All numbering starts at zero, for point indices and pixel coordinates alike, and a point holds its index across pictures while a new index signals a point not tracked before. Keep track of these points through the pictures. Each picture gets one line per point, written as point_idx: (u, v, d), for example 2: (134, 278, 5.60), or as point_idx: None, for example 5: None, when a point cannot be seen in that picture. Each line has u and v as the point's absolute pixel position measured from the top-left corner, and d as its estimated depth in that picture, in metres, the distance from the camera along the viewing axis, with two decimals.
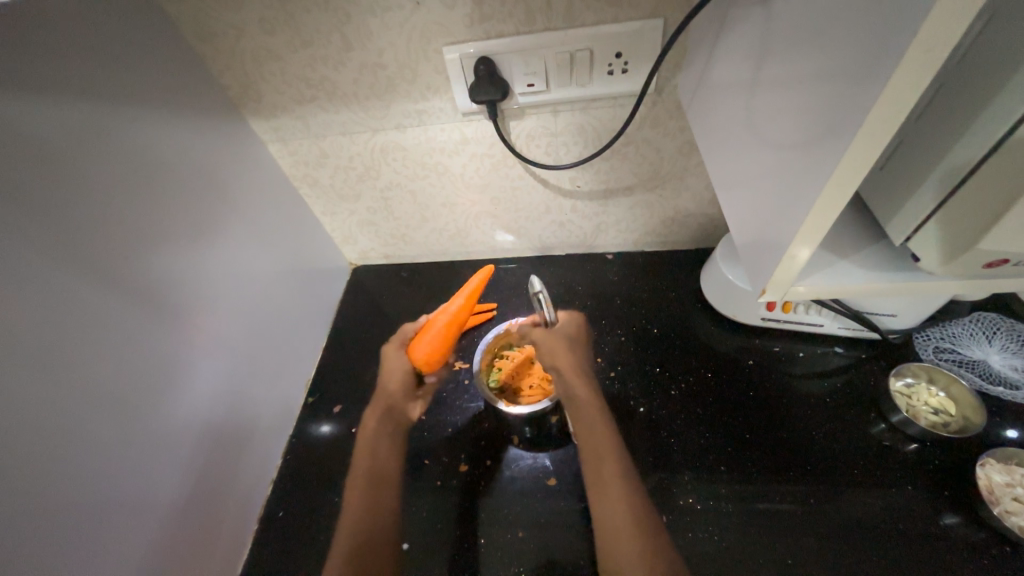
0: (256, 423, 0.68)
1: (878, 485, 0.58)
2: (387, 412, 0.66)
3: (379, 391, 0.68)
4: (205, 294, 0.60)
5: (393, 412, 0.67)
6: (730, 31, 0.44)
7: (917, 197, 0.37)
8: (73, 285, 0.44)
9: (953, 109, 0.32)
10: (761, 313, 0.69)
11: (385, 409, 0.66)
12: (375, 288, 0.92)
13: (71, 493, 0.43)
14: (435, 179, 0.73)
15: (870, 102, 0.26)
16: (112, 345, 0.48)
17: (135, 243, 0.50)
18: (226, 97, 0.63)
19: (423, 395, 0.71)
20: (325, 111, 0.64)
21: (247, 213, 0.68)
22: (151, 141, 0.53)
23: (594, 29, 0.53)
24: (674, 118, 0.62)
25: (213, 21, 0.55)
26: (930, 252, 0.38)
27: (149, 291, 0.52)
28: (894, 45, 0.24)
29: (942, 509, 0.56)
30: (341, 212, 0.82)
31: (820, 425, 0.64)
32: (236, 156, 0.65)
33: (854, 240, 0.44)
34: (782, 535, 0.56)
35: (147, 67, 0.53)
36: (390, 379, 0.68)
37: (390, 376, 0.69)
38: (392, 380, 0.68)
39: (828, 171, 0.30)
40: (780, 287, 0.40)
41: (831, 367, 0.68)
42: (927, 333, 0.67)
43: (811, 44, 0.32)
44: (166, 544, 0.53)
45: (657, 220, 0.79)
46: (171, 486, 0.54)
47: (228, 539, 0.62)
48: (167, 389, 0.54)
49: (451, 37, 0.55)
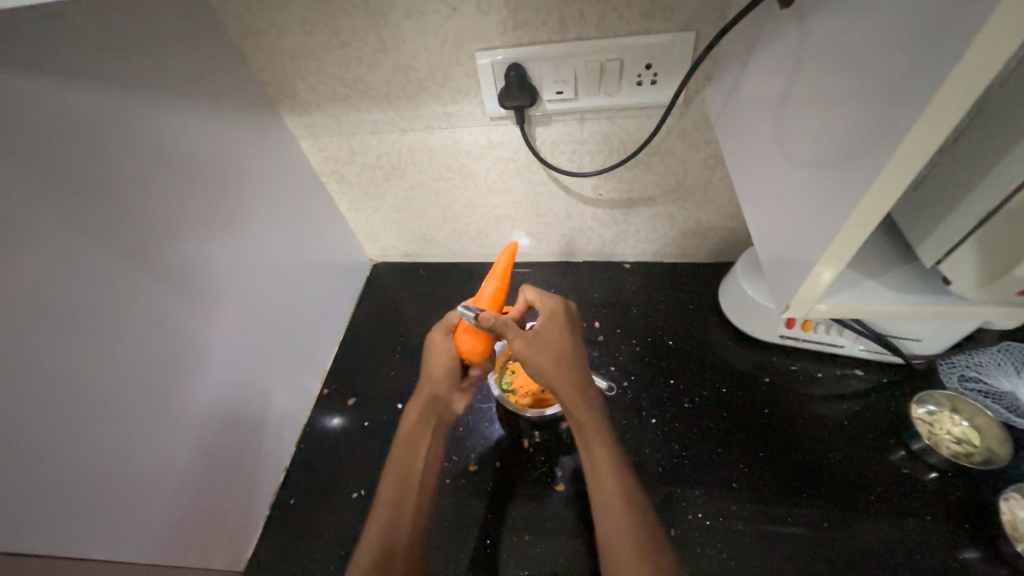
0: (270, 410, 0.69)
1: (894, 513, 0.57)
2: (429, 404, 0.62)
3: (422, 376, 0.63)
4: (229, 283, 0.61)
5: (436, 404, 0.62)
6: (765, 45, 0.44)
7: (950, 219, 0.36)
8: (106, 266, 0.46)
9: (992, 131, 0.32)
10: (780, 330, 0.68)
11: (430, 399, 0.62)
12: (394, 285, 0.93)
13: (91, 466, 0.45)
14: (459, 181, 0.74)
15: (905, 124, 0.26)
16: (138, 325, 0.50)
17: (164, 228, 0.52)
18: (263, 93, 0.65)
19: (467, 388, 0.65)
20: (357, 110, 0.66)
21: (276, 203, 0.70)
22: (188, 134, 0.55)
23: (625, 40, 0.53)
24: (701, 130, 0.62)
25: (256, 20, 0.57)
26: (962, 277, 0.37)
27: (174, 275, 0.54)
28: (931, 70, 0.24)
29: (961, 543, 0.54)
30: (366, 209, 0.84)
31: (837, 447, 0.62)
32: (269, 150, 0.67)
33: (880, 261, 0.44)
34: (790, 558, 0.55)
35: (189, 62, 0.55)
36: (433, 365, 0.61)
37: (435, 364, 0.61)
38: (438, 371, 0.61)
39: (859, 191, 0.30)
40: (804, 305, 0.39)
41: (851, 390, 0.67)
42: (953, 361, 0.66)
43: (847, 63, 0.32)
44: (178, 522, 0.55)
45: (678, 232, 0.79)
46: (185, 464, 0.56)
47: (238, 523, 0.63)
48: (187, 371, 0.55)
49: (484, 43, 0.56)
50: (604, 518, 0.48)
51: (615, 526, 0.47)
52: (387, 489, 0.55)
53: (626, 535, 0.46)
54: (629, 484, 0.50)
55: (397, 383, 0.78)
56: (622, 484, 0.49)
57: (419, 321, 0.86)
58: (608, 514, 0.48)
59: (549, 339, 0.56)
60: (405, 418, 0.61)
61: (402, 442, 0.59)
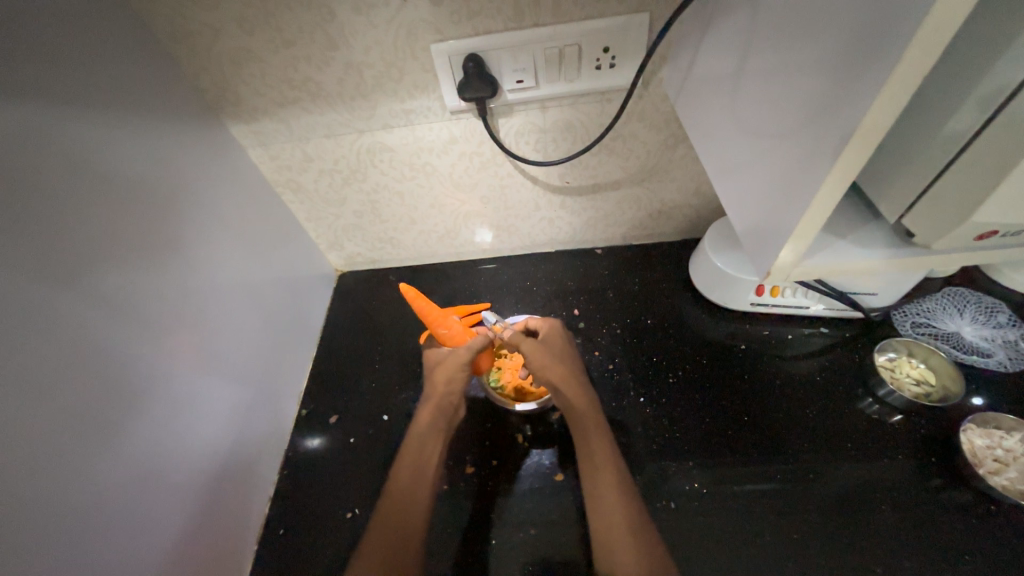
0: (245, 440, 0.64)
1: (871, 456, 0.61)
2: (442, 410, 0.62)
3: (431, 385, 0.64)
4: (188, 308, 0.57)
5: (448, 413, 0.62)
6: (719, 21, 0.45)
7: (911, 176, 0.39)
8: (42, 304, 0.41)
9: (936, 90, 0.34)
10: (751, 298, 0.71)
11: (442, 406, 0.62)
12: (363, 294, 0.90)
13: (57, 529, 0.40)
14: (423, 179, 0.72)
15: (873, 85, 0.27)
16: (92, 365, 0.45)
17: (108, 255, 0.47)
18: (202, 101, 0.60)
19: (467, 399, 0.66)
20: (308, 113, 0.62)
21: (229, 220, 0.65)
22: (124, 149, 0.50)
23: (581, 24, 0.53)
24: (660, 110, 0.63)
25: (187, 22, 0.53)
26: (923, 229, 0.39)
27: (125, 305, 0.48)
28: (896, 29, 0.25)
29: (930, 475, 0.59)
30: (327, 217, 0.80)
31: (812, 402, 0.66)
32: (215, 161, 0.62)
33: (843, 222, 0.46)
34: (782, 511, 0.58)
35: (116, 69, 0.50)
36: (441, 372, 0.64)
37: (443, 372, 0.64)
38: (444, 377, 0.63)
39: (831, 155, 0.31)
40: (783, 270, 0.41)
41: (819, 347, 0.71)
42: (905, 310, 0.71)
43: (806, 32, 0.33)
44: (160, 574, 0.50)
45: (645, 213, 0.81)
46: (162, 510, 0.51)
47: (226, 562, 0.59)
48: (151, 408, 0.51)
49: (439, 34, 0.54)
50: (597, 507, 0.52)
51: (609, 508, 0.51)
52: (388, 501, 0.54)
53: (619, 511, 0.50)
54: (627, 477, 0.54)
55: (380, 394, 0.75)
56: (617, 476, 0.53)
57: (396, 328, 0.83)
58: (604, 503, 0.51)
59: (554, 349, 0.65)
60: (411, 427, 0.61)
61: (416, 440, 0.59)
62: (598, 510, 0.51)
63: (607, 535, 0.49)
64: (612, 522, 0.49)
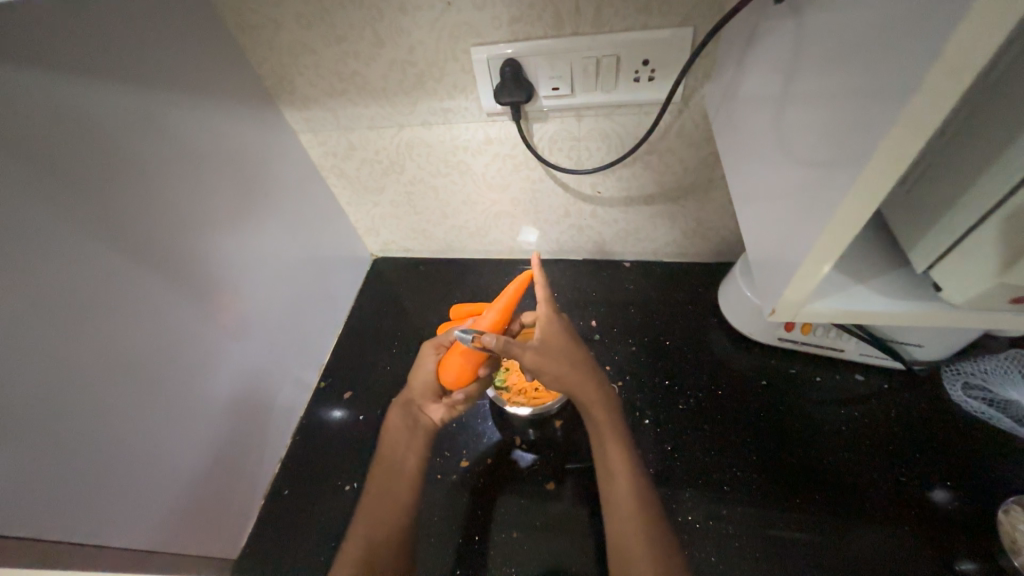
0: (268, 401, 0.70)
1: (889, 520, 0.56)
2: (406, 408, 0.63)
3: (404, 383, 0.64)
4: (230, 276, 0.62)
5: (414, 409, 0.63)
6: (761, 41, 0.43)
7: (939, 228, 0.36)
8: (103, 258, 0.47)
9: (987, 134, 0.31)
10: (779, 333, 0.67)
11: (405, 404, 0.63)
12: (394, 281, 0.94)
13: (92, 453, 0.46)
14: (457, 177, 0.74)
15: (888, 123, 0.25)
16: (140, 316, 0.51)
17: (164, 220, 0.53)
18: (262, 87, 0.66)
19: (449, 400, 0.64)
20: (355, 105, 0.66)
21: (275, 199, 0.70)
22: (187, 127, 0.56)
23: (621, 35, 0.52)
24: (700, 127, 0.61)
25: (254, 15, 0.58)
26: (951, 285, 0.36)
27: (176, 266, 0.55)
28: (913, 66, 0.24)
29: (957, 554, 0.53)
30: (366, 204, 0.84)
31: (834, 453, 0.61)
32: (268, 142, 0.68)
33: (875, 264, 0.42)
34: (780, 562, 0.55)
35: (186, 55, 0.55)
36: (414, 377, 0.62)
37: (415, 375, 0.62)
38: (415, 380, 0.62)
39: (843, 192, 0.29)
40: (790, 308, 0.39)
41: (851, 395, 0.66)
42: (957, 368, 0.63)
43: (839, 59, 0.31)
44: (174, 509, 0.56)
45: (678, 231, 0.78)
46: (184, 452, 0.57)
47: (236, 508, 0.65)
48: (187, 361, 0.57)
49: (480, 38, 0.55)
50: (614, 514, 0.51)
51: (622, 520, 0.50)
52: (365, 506, 0.56)
53: (632, 522, 0.50)
54: (642, 481, 0.52)
55: (394, 377, 0.78)
56: (632, 486, 0.52)
57: (418, 317, 0.86)
58: (619, 513, 0.51)
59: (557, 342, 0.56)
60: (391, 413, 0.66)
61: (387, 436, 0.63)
62: (615, 517, 0.51)
63: (624, 548, 0.49)
64: (626, 531, 0.50)
